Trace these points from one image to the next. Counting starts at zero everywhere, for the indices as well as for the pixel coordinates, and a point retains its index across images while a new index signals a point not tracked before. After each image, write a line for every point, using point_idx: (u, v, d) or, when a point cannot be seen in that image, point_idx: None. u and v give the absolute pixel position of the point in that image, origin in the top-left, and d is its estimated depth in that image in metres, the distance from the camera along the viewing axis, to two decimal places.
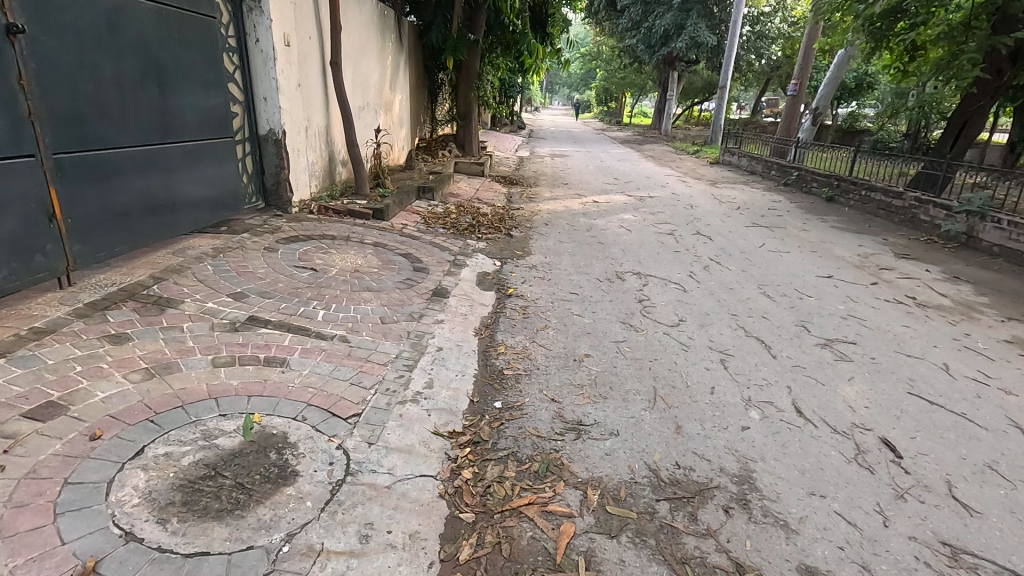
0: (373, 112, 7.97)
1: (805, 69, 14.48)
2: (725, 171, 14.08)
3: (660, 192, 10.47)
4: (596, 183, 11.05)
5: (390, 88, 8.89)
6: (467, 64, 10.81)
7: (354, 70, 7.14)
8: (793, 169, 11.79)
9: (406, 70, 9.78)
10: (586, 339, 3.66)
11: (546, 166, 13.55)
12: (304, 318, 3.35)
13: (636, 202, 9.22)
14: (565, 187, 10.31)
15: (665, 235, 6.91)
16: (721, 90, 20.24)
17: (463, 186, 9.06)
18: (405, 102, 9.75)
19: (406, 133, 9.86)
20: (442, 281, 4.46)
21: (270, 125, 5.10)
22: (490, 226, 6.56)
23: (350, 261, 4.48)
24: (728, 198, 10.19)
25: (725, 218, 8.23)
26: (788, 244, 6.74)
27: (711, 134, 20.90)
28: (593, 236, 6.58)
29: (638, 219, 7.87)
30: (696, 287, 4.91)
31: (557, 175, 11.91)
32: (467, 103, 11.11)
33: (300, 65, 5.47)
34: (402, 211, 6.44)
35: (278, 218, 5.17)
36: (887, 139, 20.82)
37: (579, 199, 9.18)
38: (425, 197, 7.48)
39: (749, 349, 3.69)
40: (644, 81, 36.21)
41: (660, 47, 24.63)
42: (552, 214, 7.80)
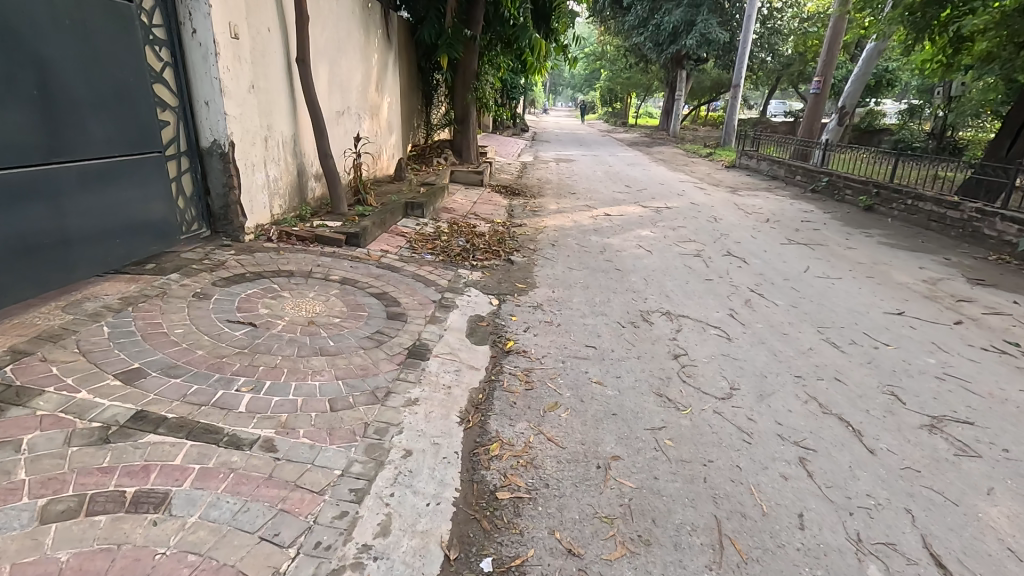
0: (355, 118, 7.04)
1: (828, 65, 13.46)
2: (743, 176, 13.08)
3: (677, 201, 9.50)
4: (607, 192, 10.09)
5: (376, 90, 7.96)
6: (463, 64, 9.89)
7: (330, 68, 6.21)
8: (821, 174, 10.78)
9: (396, 70, 8.85)
10: (611, 427, 2.70)
11: (551, 173, 12.61)
12: (219, 411, 2.40)
13: (652, 215, 8.26)
14: (573, 197, 9.36)
15: (692, 257, 5.94)
16: (734, 89, 19.23)
17: (458, 199, 8.12)
18: (394, 105, 8.82)
19: (396, 139, 8.94)
20: (423, 332, 3.51)
21: (213, 136, 4.16)
22: (487, 249, 5.61)
23: (306, 310, 3.52)
24: (754, 209, 9.21)
25: (756, 233, 7.25)
26: (836, 267, 5.76)
27: (724, 136, 19.89)
28: (608, 260, 5.62)
29: (657, 236, 6.91)
30: (741, 333, 3.93)
31: (563, 183, 10.95)
32: (464, 105, 10.17)
33: (254, 62, 4.52)
34: (383, 234, 5.50)
35: (226, 250, 4.24)
36: (909, 138, 19.78)
37: (589, 211, 8.21)
38: (413, 214, 6.54)
39: (834, 438, 2.70)
40: (650, 81, 35.29)
41: (668, 46, 23.63)
42: (559, 231, 6.84)
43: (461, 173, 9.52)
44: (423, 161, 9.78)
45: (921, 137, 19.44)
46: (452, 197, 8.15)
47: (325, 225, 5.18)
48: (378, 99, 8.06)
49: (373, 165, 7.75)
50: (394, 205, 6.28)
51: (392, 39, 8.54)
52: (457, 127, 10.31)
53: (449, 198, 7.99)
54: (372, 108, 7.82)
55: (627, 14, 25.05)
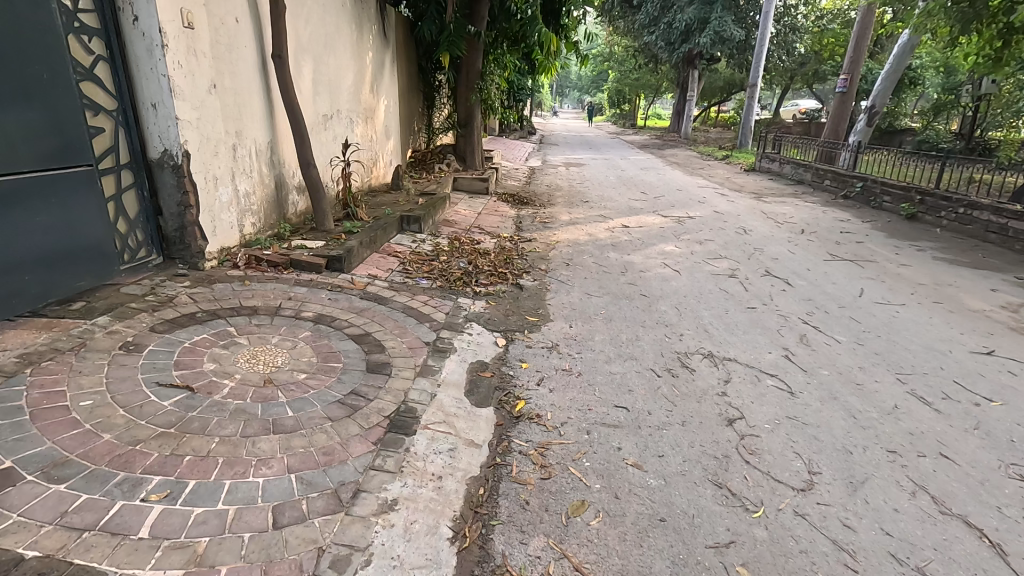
0: (346, 121, 6.36)
1: (856, 61, 12.67)
2: (766, 181, 12.29)
3: (699, 210, 8.77)
4: (622, 200, 9.35)
5: (370, 91, 7.29)
6: (467, 62, 9.20)
7: (316, 67, 5.53)
8: (853, 179, 9.98)
9: (394, 70, 8.18)
10: (660, 544, 1.97)
11: (561, 179, 11.90)
12: (108, 540, 1.69)
13: (675, 225, 7.51)
14: (586, 206, 8.63)
15: (726, 278, 5.19)
16: (751, 88, 18.42)
17: (461, 210, 7.42)
18: (392, 108, 8.14)
19: (394, 145, 8.26)
20: (412, 391, 2.80)
21: (163, 145, 3.47)
22: (492, 271, 4.90)
23: (265, 362, 2.82)
24: (784, 218, 8.44)
25: (793, 248, 6.49)
26: (895, 290, 5.00)
27: (740, 138, 19.10)
28: (631, 284, 4.89)
29: (683, 251, 6.17)
30: (804, 385, 3.18)
31: (575, 189, 10.22)
32: (468, 107, 9.46)
33: (217, 57, 3.83)
34: (373, 255, 4.81)
35: (179, 280, 3.55)
36: (935, 139, 18.90)
37: (604, 222, 7.49)
38: (410, 229, 5.84)
39: (970, 562, 1.96)
40: (660, 81, 34.52)
41: (681, 45, 22.87)
42: (573, 246, 6.12)
43: (465, 180, 8.81)
44: (424, 168, 9.09)
45: (948, 137, 18.55)
46: (455, 208, 7.44)
47: (305, 246, 4.50)
48: (373, 101, 7.38)
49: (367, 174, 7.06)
50: (388, 220, 5.58)
51: (389, 36, 7.86)
52: (460, 131, 9.61)
53: (451, 209, 7.29)
54: (367, 111, 7.14)
55: (637, 12, 24.29)
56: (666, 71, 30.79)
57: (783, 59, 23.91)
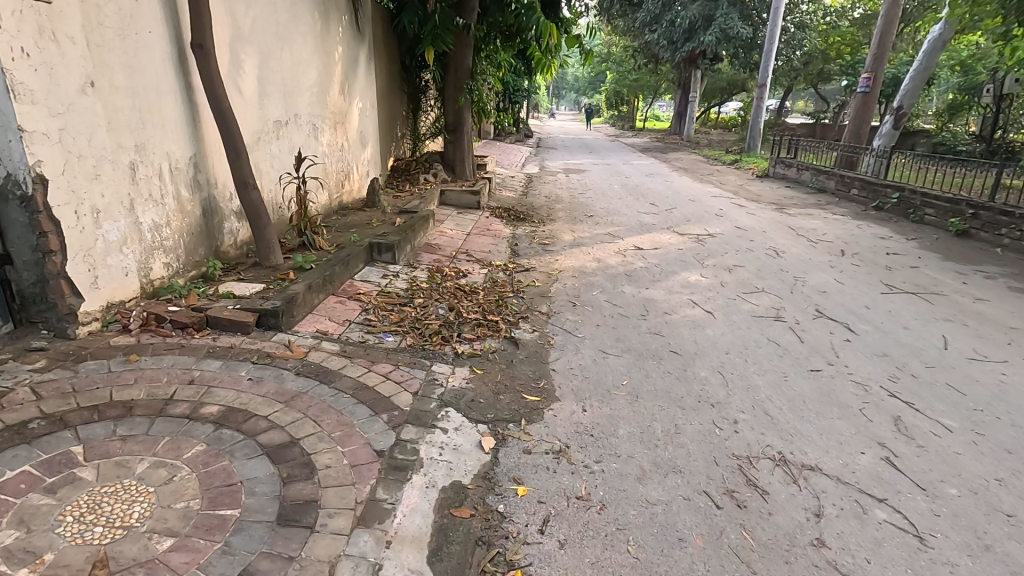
0: (306, 129, 5.33)
1: (880, 58, 11.70)
2: (783, 189, 11.31)
3: (717, 225, 7.79)
4: (630, 213, 8.34)
5: (341, 92, 6.26)
6: (456, 60, 8.18)
7: (264, 62, 4.52)
8: (886, 188, 8.99)
9: (371, 68, 7.16)
10: None
11: (562, 188, 10.90)
12: None
13: (695, 246, 6.51)
14: (591, 222, 7.62)
15: (772, 322, 4.18)
16: (760, 89, 17.46)
17: (446, 230, 6.39)
18: (368, 112, 7.12)
19: (371, 153, 7.23)
20: (342, 564, 1.77)
21: (5, 169, 2.49)
22: (479, 316, 3.88)
23: (111, 518, 1.79)
24: (815, 234, 7.44)
25: (838, 276, 5.48)
26: (987, 339, 3.99)
27: (748, 141, 18.15)
28: (656, 333, 3.88)
29: (710, 282, 5.18)
30: (931, 522, 2.16)
31: (577, 201, 9.22)
32: (457, 109, 8.42)
33: (95, 45, 2.83)
34: (326, 301, 3.79)
35: (32, 359, 2.55)
36: (952, 141, 17.92)
37: (613, 244, 6.48)
38: (382, 260, 4.80)
39: None
40: (660, 82, 33.59)
41: (683, 44, 21.97)
42: (579, 278, 5.11)
43: (454, 194, 7.79)
44: (407, 179, 8.05)
45: (967, 138, 17.60)
46: (440, 227, 6.43)
47: (235, 291, 3.48)
48: (344, 105, 6.36)
49: (333, 191, 6.03)
50: (351, 250, 4.55)
51: (364, 29, 6.85)
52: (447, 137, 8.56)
53: (434, 229, 6.26)
54: (335, 116, 6.11)
55: (638, 10, 23.39)
56: (667, 71, 29.88)
57: (790, 59, 23.01)
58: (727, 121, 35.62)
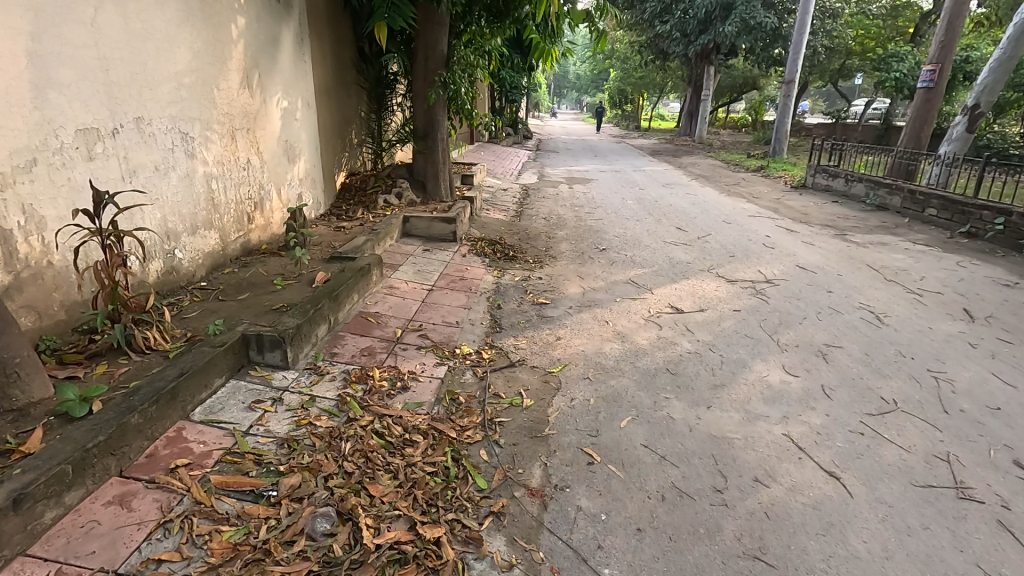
0: (164, 140, 3.40)
1: (948, 47, 9.71)
2: (831, 206, 9.38)
3: (771, 263, 5.88)
4: (655, 245, 6.42)
5: (246, 84, 4.32)
6: (427, 44, 6.23)
7: (51, 27, 2.59)
8: (981, 210, 7.02)
9: (303, 53, 5.21)
10: None
11: (565, 204, 8.95)
12: None
13: (756, 303, 4.59)
14: (604, 261, 5.69)
15: (964, 511, 2.24)
16: (788, 85, 15.52)
17: (400, 282, 4.45)
18: (299, 114, 5.24)
19: (302, 170, 5.34)
20: None
21: None
22: (404, 525, 1.94)
23: None
24: (909, 278, 5.51)
25: (997, 368, 3.53)
26: None
27: (772, 143, 16.21)
28: (758, 561, 1.95)
29: (806, 383, 3.26)
30: None
31: (583, 225, 7.28)
32: (429, 110, 6.46)
33: None
34: (84, 506, 1.87)
35: None
36: (1003, 142, 15.89)
37: (640, 301, 4.56)
38: (265, 364, 2.88)
39: None
40: (668, 79, 31.67)
41: (698, 37, 20.19)
42: (594, 381, 3.17)
43: (421, 222, 5.87)
44: (359, 202, 6.12)
45: (1019, 139, 15.59)
46: (390, 278, 4.51)
47: None
48: (254, 103, 4.43)
49: (226, 232, 4.11)
50: (197, 355, 2.60)
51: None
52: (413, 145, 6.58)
53: (380, 284, 4.34)
54: (237, 119, 4.20)
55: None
56: (677, 67, 28.04)
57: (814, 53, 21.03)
58: (738, 121, 33.69)
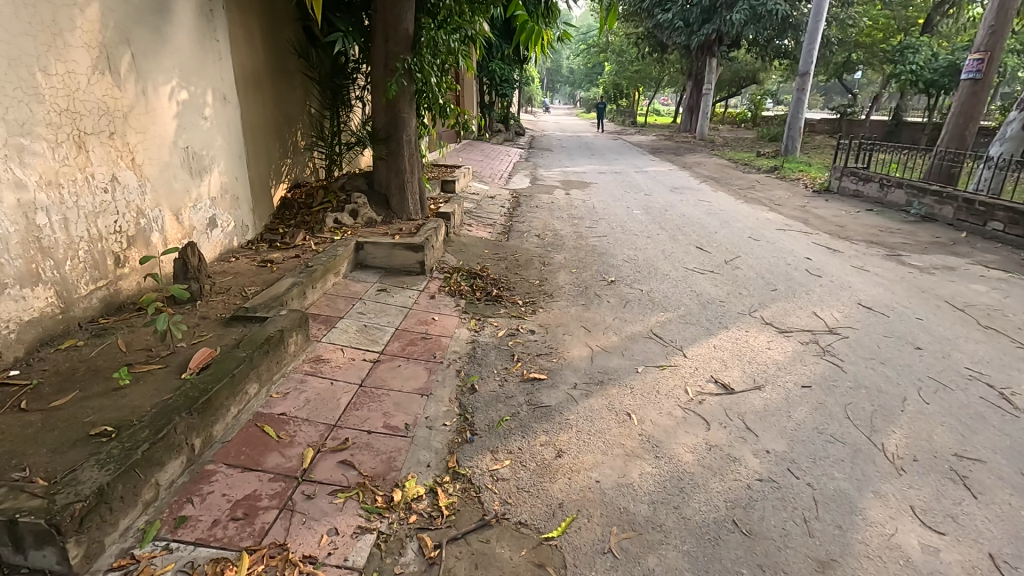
0: None
1: (999, 32, 8.44)
2: (868, 216, 8.14)
3: (825, 299, 4.63)
4: (676, 274, 5.15)
5: (108, 67, 3.00)
6: (388, 20, 4.88)
7: None
8: None
9: (212, 27, 3.88)
10: None
11: (562, 215, 7.67)
12: None
13: (830, 373, 3.34)
14: (615, 301, 4.41)
15: None
16: (803, 78, 14.28)
17: (334, 350, 3.14)
18: (210, 110, 3.92)
19: (215, 186, 4.02)
20: None
21: None
22: None
23: None
24: (1009, 321, 4.27)
25: None
26: None
27: (785, 141, 14.97)
28: None
29: (963, 555, 2.00)
30: None
31: (585, 245, 5.99)
32: (390, 105, 5.10)
33: None
34: None
35: None
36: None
37: (672, 370, 3.30)
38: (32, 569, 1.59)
39: None
40: (667, 72, 30.42)
41: (701, 27, 19.05)
42: (621, 562, 1.90)
43: (380, 250, 4.57)
44: (299, 225, 4.82)
45: None
46: (322, 343, 3.21)
47: None
48: (124, 95, 3.11)
49: (71, 286, 2.80)
50: None
51: None
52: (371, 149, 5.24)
53: (303, 355, 3.04)
54: (87, 119, 2.87)
55: None
56: (677, 60, 26.88)
57: None
58: (737, 116, 32.45)
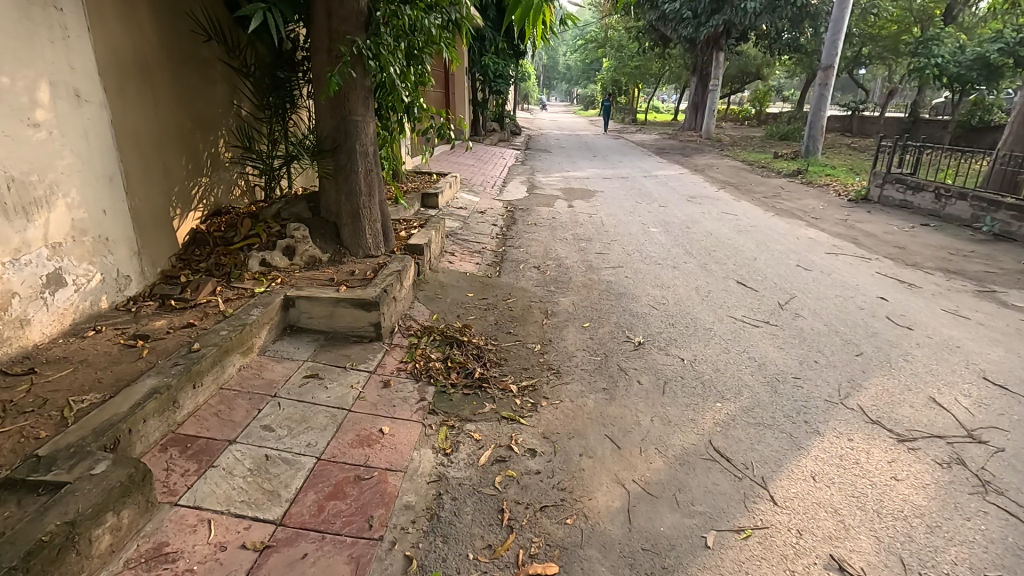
0: None
1: None
2: (927, 234, 6.87)
3: (937, 371, 3.36)
4: (721, 331, 3.86)
5: None
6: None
7: None
8: None
9: None
10: None
11: (566, 235, 6.37)
12: None
13: (1012, 537, 2.07)
14: (648, 381, 3.12)
15: None
16: (825, 71, 12.98)
17: (196, 525, 1.85)
18: (44, 113, 2.59)
19: (60, 227, 2.69)
20: None
21: None
22: None
23: None
24: None
25: None
26: None
27: (804, 141, 13.71)
28: None
29: None
30: None
31: (597, 283, 4.69)
32: (336, 105, 3.73)
33: None
34: None
35: None
36: None
37: (763, 540, 2.01)
38: None
39: None
40: (668, 68, 29.09)
41: (709, 18, 17.69)
42: None
43: (318, 307, 3.27)
44: (210, 271, 3.50)
45: None
46: (180, 507, 1.92)
47: None
48: None
49: None
50: None
51: None
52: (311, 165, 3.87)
53: (133, 544, 1.74)
54: None
55: None
56: (680, 55, 25.51)
57: None
58: (742, 113, 31.13)
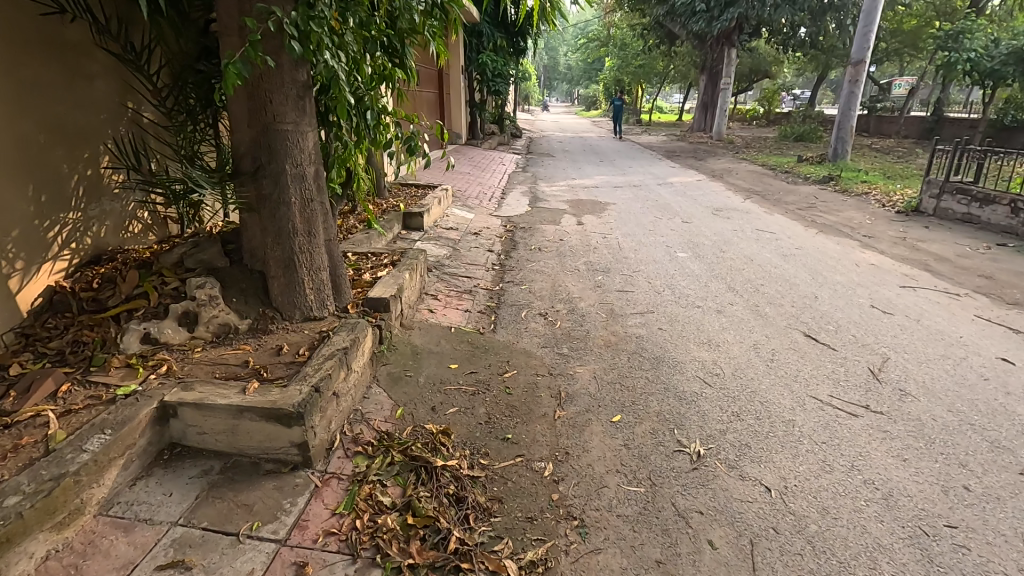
0: None
1: None
2: (1012, 258, 5.70)
3: None
4: (808, 426, 2.71)
5: None
6: None
7: None
8: None
9: None
10: None
11: (577, 264, 5.21)
12: None
13: None
14: (726, 542, 1.97)
15: None
16: (856, 67, 11.82)
17: None
18: None
19: None
20: None
21: None
22: None
23: None
24: None
25: None
26: None
27: (832, 144, 12.55)
28: None
29: None
30: None
31: (623, 342, 3.54)
32: (252, 108, 2.55)
33: None
34: None
35: None
36: None
37: None
38: None
39: None
40: (675, 66, 27.93)
41: (723, 12, 16.54)
42: None
43: (212, 419, 2.12)
44: (60, 356, 2.34)
45: None
46: None
47: None
48: None
49: None
50: None
51: None
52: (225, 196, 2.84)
53: None
54: None
55: None
56: (689, 52, 24.37)
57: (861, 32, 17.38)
58: (750, 113, 29.95)
